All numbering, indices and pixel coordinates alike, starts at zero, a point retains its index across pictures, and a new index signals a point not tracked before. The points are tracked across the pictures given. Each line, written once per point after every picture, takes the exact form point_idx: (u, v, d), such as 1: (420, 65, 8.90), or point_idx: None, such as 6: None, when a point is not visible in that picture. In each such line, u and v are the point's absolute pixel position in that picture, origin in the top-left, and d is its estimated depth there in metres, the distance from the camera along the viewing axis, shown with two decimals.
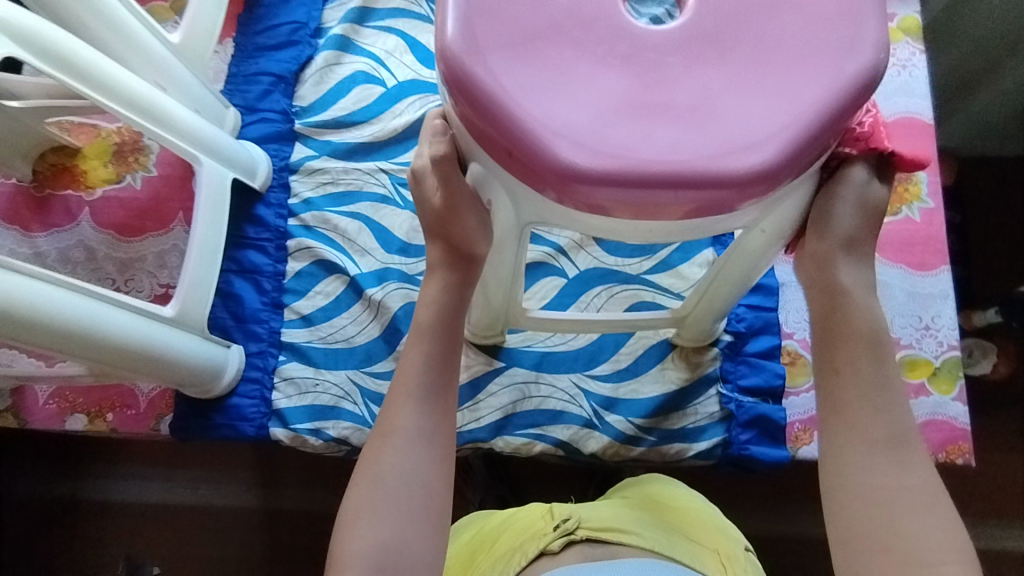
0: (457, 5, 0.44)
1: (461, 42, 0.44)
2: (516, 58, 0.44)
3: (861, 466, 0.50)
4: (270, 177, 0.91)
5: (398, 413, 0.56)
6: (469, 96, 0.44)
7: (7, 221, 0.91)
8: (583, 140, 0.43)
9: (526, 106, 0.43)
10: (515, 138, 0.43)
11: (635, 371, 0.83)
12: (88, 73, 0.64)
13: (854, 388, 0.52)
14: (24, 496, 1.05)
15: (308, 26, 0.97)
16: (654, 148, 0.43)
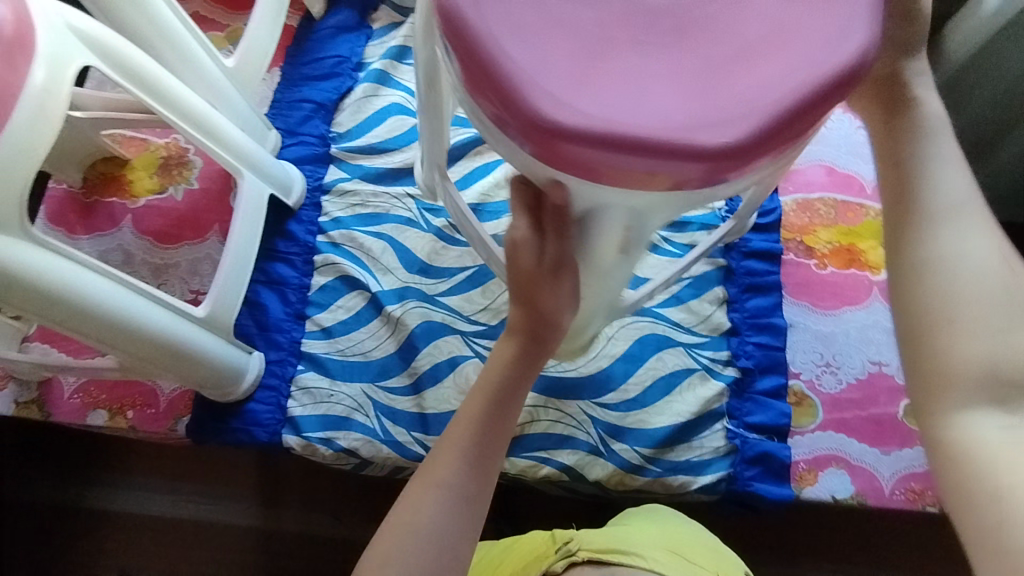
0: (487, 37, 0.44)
1: (528, 85, 0.43)
2: (581, 75, 0.44)
3: (949, 240, 0.51)
4: (304, 195, 0.96)
5: (440, 466, 0.58)
6: (574, 137, 0.43)
7: (55, 223, 0.97)
8: (663, 123, 0.43)
9: (593, 110, 0.43)
10: (641, 151, 0.43)
11: (644, 402, 0.84)
12: (153, 86, 0.69)
13: (931, 181, 0.54)
14: (31, 495, 1.07)
15: (350, 60, 1.04)
16: (752, 97, 0.43)
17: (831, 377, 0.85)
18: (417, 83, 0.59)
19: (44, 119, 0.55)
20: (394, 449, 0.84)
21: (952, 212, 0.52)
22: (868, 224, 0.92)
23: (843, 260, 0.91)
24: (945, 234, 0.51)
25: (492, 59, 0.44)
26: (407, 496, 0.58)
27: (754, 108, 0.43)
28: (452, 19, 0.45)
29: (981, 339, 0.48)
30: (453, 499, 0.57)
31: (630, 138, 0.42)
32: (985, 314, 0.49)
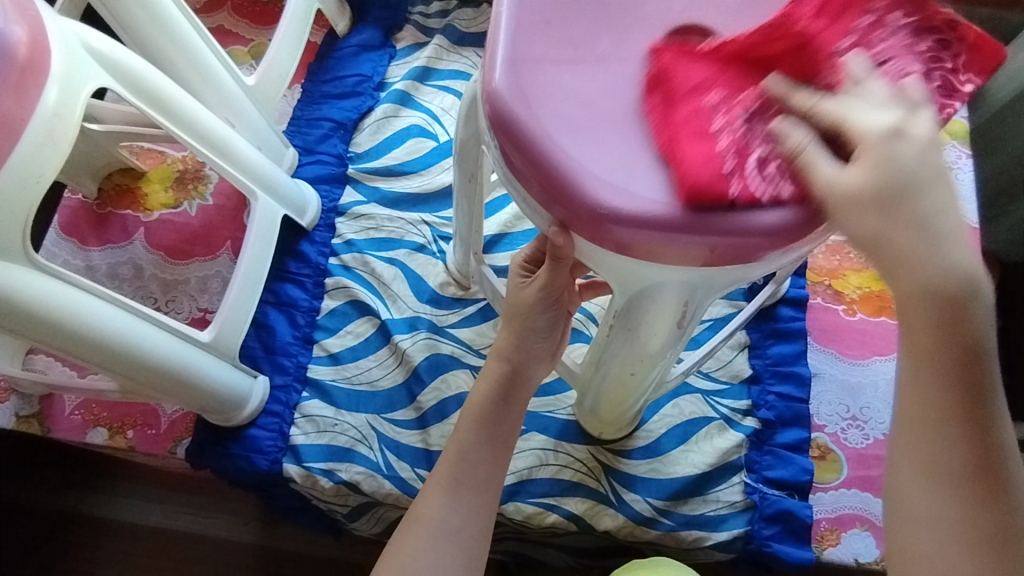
0: (498, 76, 0.44)
1: (581, 174, 0.42)
2: (636, 158, 0.42)
3: (931, 405, 0.40)
4: (318, 217, 0.94)
5: (428, 503, 0.57)
6: (638, 225, 0.41)
7: (68, 234, 0.96)
8: (655, 191, 0.41)
9: (589, 168, 0.42)
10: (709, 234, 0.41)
11: (658, 451, 0.80)
12: (170, 107, 0.68)
13: (931, 316, 0.38)
14: (27, 505, 1.05)
15: (372, 80, 1.03)
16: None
17: (856, 431, 0.82)
18: (459, 170, 0.67)
19: (53, 143, 0.54)
20: (396, 484, 0.81)
21: (954, 347, 0.39)
22: None
23: (873, 306, 0.87)
24: (929, 385, 0.40)
25: (543, 150, 0.42)
26: (398, 534, 0.57)
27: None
28: (496, 113, 0.44)
29: (945, 503, 0.41)
30: (444, 544, 0.55)
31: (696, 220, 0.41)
32: (963, 474, 0.41)
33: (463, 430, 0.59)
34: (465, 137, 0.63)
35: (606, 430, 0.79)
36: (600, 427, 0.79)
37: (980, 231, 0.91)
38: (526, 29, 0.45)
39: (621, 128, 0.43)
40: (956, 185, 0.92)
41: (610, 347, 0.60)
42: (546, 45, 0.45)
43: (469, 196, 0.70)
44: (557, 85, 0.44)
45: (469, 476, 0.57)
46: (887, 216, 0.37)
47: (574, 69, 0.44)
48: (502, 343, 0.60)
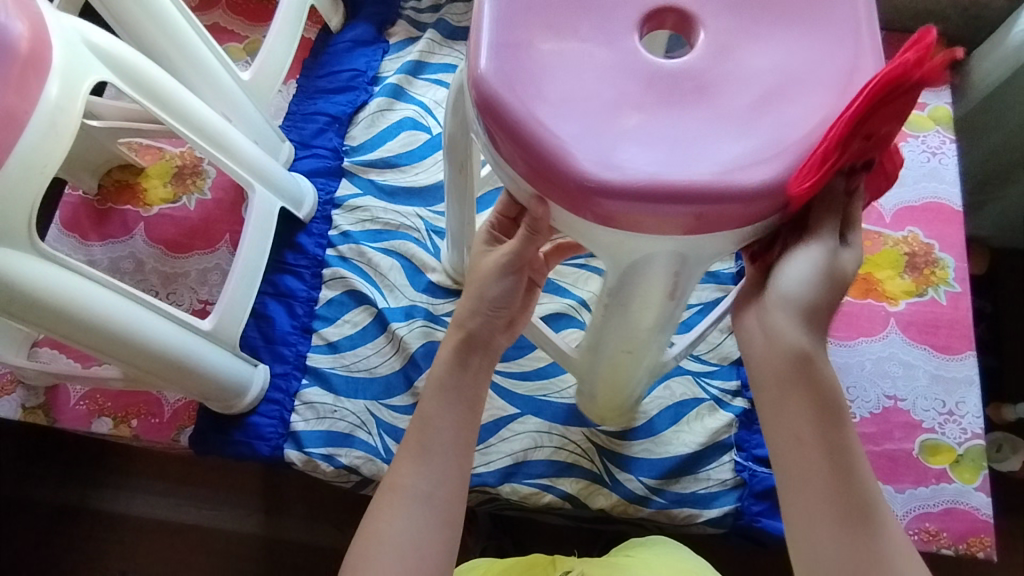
0: (485, 63, 0.46)
1: (570, 153, 0.44)
2: (628, 132, 0.44)
3: (806, 474, 0.47)
4: (314, 209, 0.96)
5: (400, 470, 0.56)
6: (625, 196, 0.43)
7: (69, 229, 0.98)
8: (637, 164, 0.43)
9: (576, 146, 0.44)
10: (704, 200, 0.43)
11: (650, 431, 0.82)
12: (168, 101, 0.70)
13: (804, 425, 0.47)
14: (33, 499, 1.07)
15: (365, 74, 1.05)
16: (786, 134, 0.44)
17: None
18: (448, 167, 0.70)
19: (55, 136, 0.56)
20: None
21: (855, 533, 0.46)
22: (885, 253, 0.90)
23: (860, 289, 0.89)
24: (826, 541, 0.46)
25: (533, 133, 0.44)
26: (377, 501, 0.56)
27: (797, 141, 0.44)
28: (484, 99, 0.45)
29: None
30: (418, 510, 0.54)
31: (688, 187, 0.43)
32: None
33: (428, 395, 0.59)
34: (459, 137, 0.65)
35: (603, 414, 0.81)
36: (602, 414, 0.81)
37: (963, 214, 0.93)
38: (503, 18, 0.47)
39: (606, 104, 0.45)
40: (940, 170, 0.94)
41: (603, 326, 0.61)
42: (524, 30, 0.47)
43: (461, 189, 0.72)
44: (540, 70, 0.46)
45: (434, 441, 0.57)
46: (831, 427, 0.47)
47: (554, 52, 0.46)
48: (463, 312, 0.60)
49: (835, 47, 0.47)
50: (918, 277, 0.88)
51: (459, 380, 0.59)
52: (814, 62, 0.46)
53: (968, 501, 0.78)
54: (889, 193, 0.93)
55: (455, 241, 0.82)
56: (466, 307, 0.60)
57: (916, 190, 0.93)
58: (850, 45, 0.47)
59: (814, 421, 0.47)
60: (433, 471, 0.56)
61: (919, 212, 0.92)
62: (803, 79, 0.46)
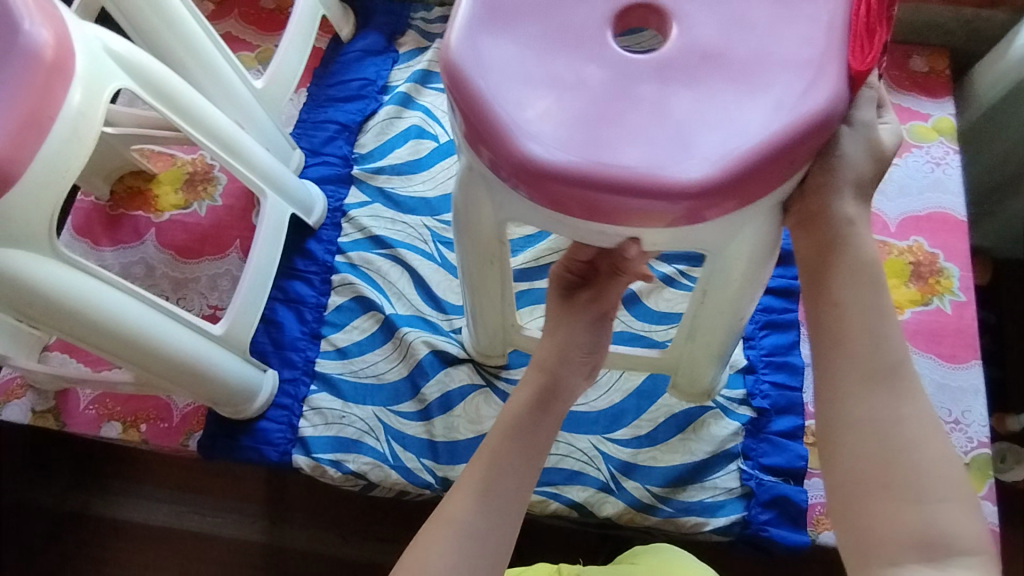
0: (513, 131, 0.48)
1: (636, 178, 0.47)
2: (669, 137, 0.48)
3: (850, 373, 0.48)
4: (324, 215, 0.97)
5: (455, 503, 0.54)
6: (708, 193, 0.47)
7: (81, 235, 0.99)
8: (694, 159, 0.47)
9: (636, 166, 0.47)
10: (774, 161, 0.47)
11: (654, 439, 0.83)
12: (185, 108, 0.71)
13: (859, 322, 0.49)
14: (40, 503, 1.07)
15: (375, 83, 1.06)
16: (791, 98, 0.48)
17: None
18: (463, 259, 0.64)
19: (77, 141, 0.57)
20: (403, 474, 0.83)
21: (888, 393, 0.47)
22: (890, 262, 0.91)
23: None
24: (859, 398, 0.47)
25: (601, 176, 0.47)
26: (424, 532, 0.54)
27: (813, 96, 0.48)
28: (528, 164, 0.48)
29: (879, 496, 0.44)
30: (469, 545, 0.52)
31: (755, 164, 0.47)
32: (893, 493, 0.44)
33: (496, 435, 0.58)
34: (484, 233, 0.59)
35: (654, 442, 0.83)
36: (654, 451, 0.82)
37: (968, 224, 0.93)
38: (500, 92, 0.50)
39: (631, 118, 0.49)
40: (944, 180, 0.95)
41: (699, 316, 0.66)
42: (524, 83, 0.50)
43: (488, 280, 0.67)
44: (563, 120, 0.49)
45: (502, 483, 0.55)
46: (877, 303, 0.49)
47: (559, 96, 0.50)
48: (540, 349, 0.64)
49: (794, 14, 0.51)
50: (923, 286, 0.89)
51: (534, 426, 0.59)
52: (781, 34, 0.51)
53: None
54: (893, 203, 0.94)
55: (474, 322, 0.77)
56: (543, 350, 0.63)
57: (920, 201, 0.94)
58: (810, 14, 0.51)
59: (863, 291, 0.50)
60: (494, 511, 0.54)
61: (924, 223, 0.93)
62: (783, 50, 0.50)
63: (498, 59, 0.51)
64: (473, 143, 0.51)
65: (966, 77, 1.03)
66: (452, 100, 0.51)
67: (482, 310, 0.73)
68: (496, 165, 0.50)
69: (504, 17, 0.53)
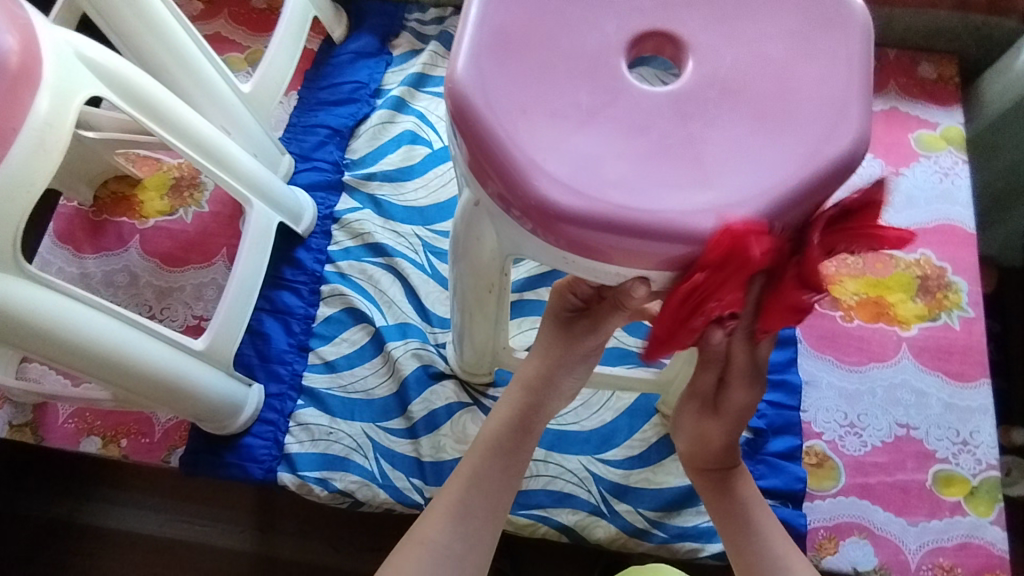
0: (515, 162, 0.44)
1: (646, 222, 0.43)
2: (694, 177, 0.44)
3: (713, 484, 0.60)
4: (314, 223, 0.94)
5: (430, 525, 0.52)
6: None
7: (63, 241, 0.96)
8: (712, 203, 0.43)
9: (648, 208, 0.43)
10: (803, 203, 0.44)
11: (647, 460, 0.81)
12: (163, 116, 0.68)
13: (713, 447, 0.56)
14: (23, 514, 1.04)
15: (368, 87, 1.03)
16: (815, 138, 0.45)
17: (854, 438, 0.81)
18: (458, 278, 0.60)
19: (44, 153, 0.54)
20: (391, 494, 0.81)
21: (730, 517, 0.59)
22: (896, 275, 0.88)
23: (870, 312, 0.87)
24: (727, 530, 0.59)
25: (625, 221, 0.43)
26: (396, 553, 0.52)
27: (839, 135, 0.45)
28: (529, 198, 0.43)
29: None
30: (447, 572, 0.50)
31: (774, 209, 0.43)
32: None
33: (476, 452, 0.55)
34: (485, 258, 0.56)
35: (650, 462, 0.81)
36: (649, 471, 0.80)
37: (976, 237, 0.91)
38: (511, 125, 0.44)
39: (653, 156, 0.44)
40: (952, 191, 0.92)
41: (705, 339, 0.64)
42: (537, 115, 0.45)
43: (483, 303, 0.64)
44: (582, 156, 0.44)
45: (476, 504, 0.53)
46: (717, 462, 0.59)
47: (576, 130, 0.45)
48: (525, 365, 0.59)
49: (815, 48, 0.48)
50: (929, 301, 0.86)
51: (513, 444, 0.56)
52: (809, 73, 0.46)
53: (984, 535, 0.75)
54: (900, 214, 0.91)
55: (462, 339, 0.74)
56: (530, 365, 0.59)
57: (926, 212, 0.91)
58: (835, 42, 0.48)
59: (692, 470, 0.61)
60: (469, 533, 0.52)
61: (931, 234, 0.90)
62: (804, 86, 0.46)
63: (501, 78, 0.46)
64: (482, 179, 0.45)
65: (976, 83, 1.00)
66: (458, 133, 0.46)
67: (470, 330, 0.70)
68: (507, 204, 0.45)
69: (513, 40, 0.47)
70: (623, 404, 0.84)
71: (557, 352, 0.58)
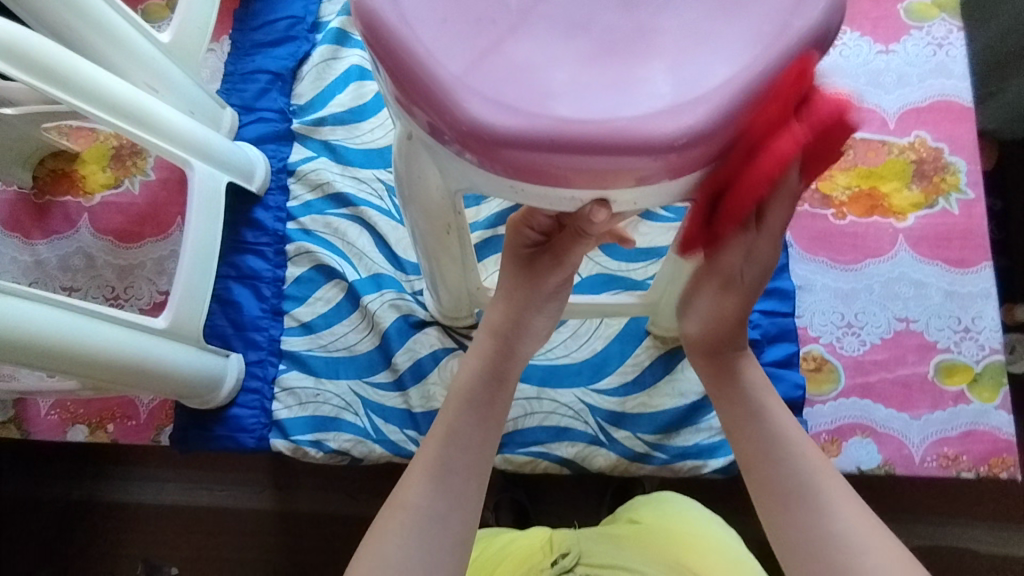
0: (442, 85, 0.38)
1: (596, 133, 0.37)
2: (646, 74, 0.38)
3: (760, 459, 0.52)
4: (268, 179, 0.88)
5: (410, 489, 0.50)
6: (687, 143, 0.38)
7: (10, 230, 0.91)
8: (670, 103, 0.38)
9: (599, 117, 0.38)
10: (775, 90, 0.38)
11: (643, 385, 0.79)
12: (66, 79, 0.61)
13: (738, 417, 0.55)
14: (35, 502, 1.04)
15: (305, 21, 0.94)
16: (784, 13, 0.39)
17: (852, 338, 0.78)
18: (413, 224, 0.57)
19: None
20: (387, 448, 0.79)
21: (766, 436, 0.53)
22: (890, 163, 0.82)
23: (864, 207, 0.82)
24: (753, 442, 0.53)
25: (571, 135, 0.37)
26: (380, 520, 0.50)
27: (811, 7, 0.39)
28: (461, 122, 0.38)
29: (791, 524, 0.50)
30: (434, 535, 0.49)
31: (741, 101, 0.38)
32: (798, 516, 0.50)
33: (452, 408, 0.53)
34: (434, 200, 0.52)
35: (645, 389, 0.79)
36: (644, 397, 0.79)
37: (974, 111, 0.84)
38: (432, 42, 0.39)
39: (598, 59, 0.39)
40: (948, 63, 0.85)
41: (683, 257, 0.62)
42: (461, 25, 0.39)
43: (446, 246, 0.60)
44: (516, 67, 0.39)
45: (457, 461, 0.51)
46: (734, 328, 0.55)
47: (508, 38, 0.39)
48: (495, 309, 0.57)
49: None
50: (926, 187, 0.81)
51: (489, 398, 0.54)
52: None
53: (990, 421, 0.74)
54: (892, 95, 0.85)
55: (434, 283, 0.70)
56: (497, 311, 0.57)
57: (921, 89, 0.84)
58: None
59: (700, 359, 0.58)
60: (452, 493, 0.50)
61: (926, 114, 0.84)
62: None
63: None
64: (409, 109, 0.40)
65: None
66: (375, 56, 0.40)
67: (441, 274, 0.66)
68: (440, 132, 0.40)
69: None
70: (612, 332, 0.81)
71: (525, 292, 0.56)
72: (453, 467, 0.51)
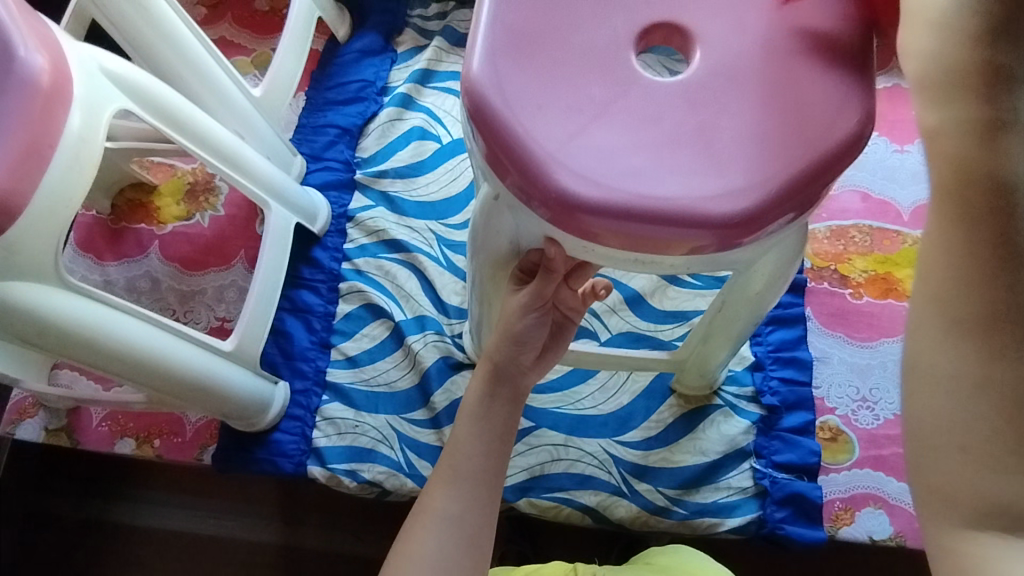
0: (532, 158, 0.46)
1: (654, 205, 0.45)
2: (702, 167, 0.46)
3: (944, 349, 0.38)
4: (328, 222, 0.96)
5: (433, 496, 0.54)
6: (732, 225, 0.45)
7: (84, 250, 0.99)
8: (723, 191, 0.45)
9: (658, 192, 0.45)
10: (810, 186, 0.46)
11: (665, 440, 0.83)
12: (183, 124, 0.70)
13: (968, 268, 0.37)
14: (46, 517, 1.03)
15: (375, 85, 1.04)
16: (823, 123, 0.47)
17: (867, 412, 0.83)
18: (475, 272, 0.62)
19: (79, 168, 0.57)
20: (418, 482, 0.83)
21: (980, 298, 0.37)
22: (904, 251, 0.89)
23: (880, 289, 0.88)
24: (946, 350, 0.38)
25: (643, 207, 0.45)
26: (408, 527, 0.54)
27: (847, 119, 0.47)
28: (543, 191, 0.46)
29: (975, 475, 0.37)
30: (451, 547, 0.52)
31: (778, 195, 0.45)
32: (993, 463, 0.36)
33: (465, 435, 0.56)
34: (503, 253, 0.58)
35: (669, 445, 0.83)
36: (667, 453, 0.83)
37: None
38: (529, 122, 0.47)
39: (665, 146, 0.46)
40: None
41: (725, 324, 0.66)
42: (554, 111, 0.47)
43: (495, 292, 0.65)
44: (598, 151, 0.46)
45: (468, 469, 0.55)
46: (965, 182, 0.38)
47: (591, 123, 0.47)
48: (491, 345, 0.61)
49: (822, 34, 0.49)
50: None
51: (489, 413, 0.58)
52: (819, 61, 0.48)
53: None
54: (907, 191, 0.93)
55: (480, 327, 0.76)
56: (491, 344, 0.60)
57: None
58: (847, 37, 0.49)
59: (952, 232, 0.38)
60: (466, 497, 0.54)
61: None
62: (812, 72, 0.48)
63: (513, 75, 0.48)
64: (499, 173, 0.47)
65: None
66: (475, 127, 0.48)
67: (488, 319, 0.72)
68: (527, 196, 0.47)
69: (525, 38, 0.49)
70: (639, 389, 0.86)
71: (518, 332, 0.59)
72: (473, 484, 0.55)
